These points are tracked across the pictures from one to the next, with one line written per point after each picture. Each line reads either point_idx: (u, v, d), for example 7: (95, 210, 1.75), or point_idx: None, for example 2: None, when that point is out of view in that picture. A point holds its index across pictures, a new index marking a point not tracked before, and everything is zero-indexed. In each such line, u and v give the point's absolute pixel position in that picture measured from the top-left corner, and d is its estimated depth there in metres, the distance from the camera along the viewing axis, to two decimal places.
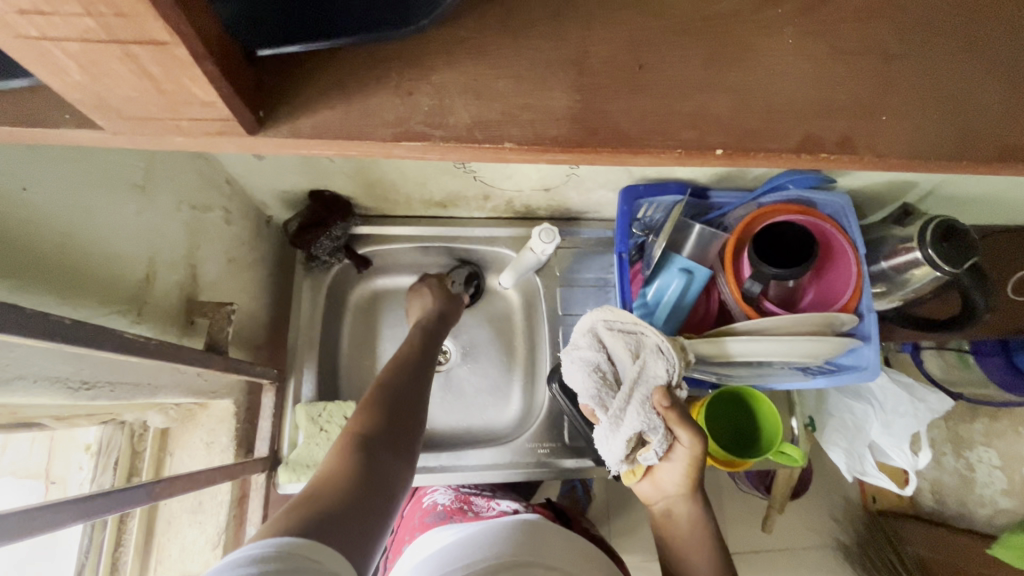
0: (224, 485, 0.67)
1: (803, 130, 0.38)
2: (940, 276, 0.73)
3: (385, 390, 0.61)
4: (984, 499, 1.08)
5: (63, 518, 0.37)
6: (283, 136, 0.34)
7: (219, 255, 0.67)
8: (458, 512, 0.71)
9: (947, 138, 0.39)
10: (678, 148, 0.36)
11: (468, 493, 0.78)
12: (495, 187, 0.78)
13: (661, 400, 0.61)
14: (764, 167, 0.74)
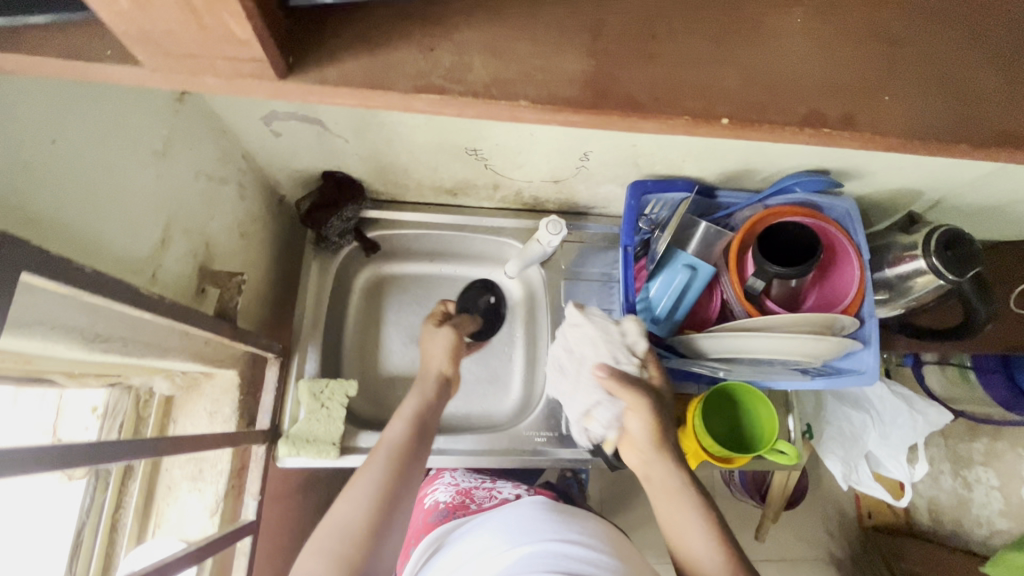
0: (225, 453, 0.68)
1: (809, 105, 0.38)
2: (943, 284, 0.74)
3: (390, 460, 0.60)
4: (981, 519, 1.16)
5: (70, 457, 0.38)
6: (312, 83, 0.35)
7: (233, 228, 0.68)
8: (460, 507, 0.77)
9: (947, 118, 0.40)
10: (684, 115, 0.37)
11: (470, 486, 0.85)
12: (505, 176, 0.79)
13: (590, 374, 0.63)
14: (771, 168, 0.75)
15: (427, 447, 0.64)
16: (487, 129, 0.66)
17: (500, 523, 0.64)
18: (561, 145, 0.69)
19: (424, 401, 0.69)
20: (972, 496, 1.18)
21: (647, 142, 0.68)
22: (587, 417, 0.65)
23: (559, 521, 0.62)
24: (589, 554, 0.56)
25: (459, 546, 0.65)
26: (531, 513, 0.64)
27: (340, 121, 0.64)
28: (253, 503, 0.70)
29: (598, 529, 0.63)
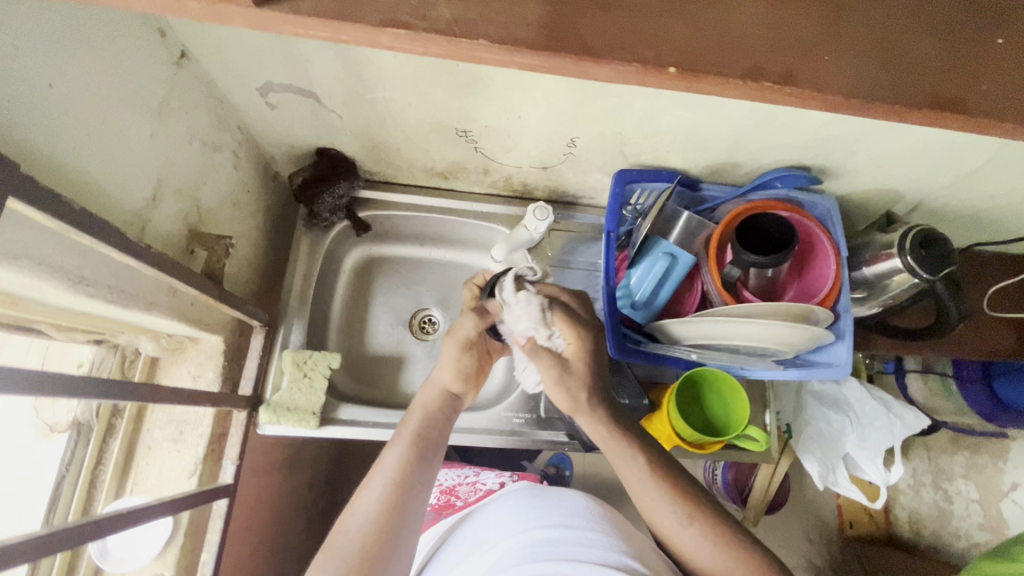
0: (206, 415, 0.70)
1: (752, 59, 0.36)
2: (918, 282, 0.75)
3: (389, 488, 0.62)
4: (961, 532, 1.21)
5: (26, 381, 0.42)
6: (281, 11, 0.33)
7: (224, 195, 0.70)
8: (446, 505, 0.94)
9: (892, 77, 0.37)
10: (633, 62, 0.35)
11: (453, 484, 1.00)
12: (495, 160, 0.80)
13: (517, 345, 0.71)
14: (753, 163, 0.77)
15: (432, 454, 0.66)
16: (477, 110, 0.68)
17: (496, 518, 0.75)
18: (549, 129, 0.71)
19: (427, 421, 0.69)
20: (953, 509, 1.23)
21: (632, 130, 0.70)
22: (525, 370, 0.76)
23: (545, 508, 0.71)
24: (574, 533, 0.65)
25: (465, 539, 0.76)
26: (521, 505, 0.74)
27: (334, 97, 0.66)
28: (232, 467, 0.71)
29: (579, 504, 0.72)
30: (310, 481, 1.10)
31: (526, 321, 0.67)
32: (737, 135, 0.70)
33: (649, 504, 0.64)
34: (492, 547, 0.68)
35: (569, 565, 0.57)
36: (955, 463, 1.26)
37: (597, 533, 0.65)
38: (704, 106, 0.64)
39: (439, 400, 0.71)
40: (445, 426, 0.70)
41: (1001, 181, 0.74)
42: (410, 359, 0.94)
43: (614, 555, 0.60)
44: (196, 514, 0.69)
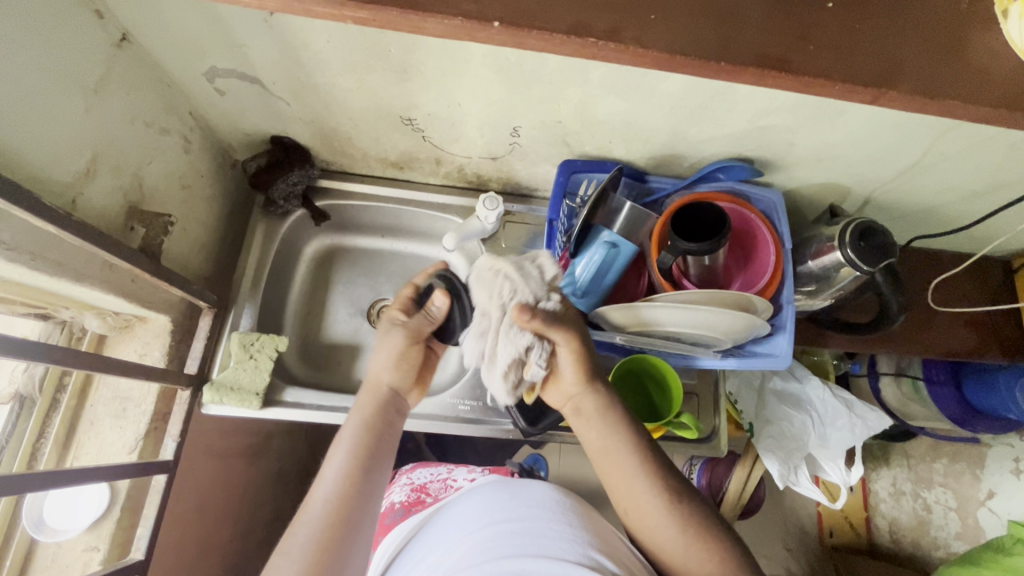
0: (149, 392, 0.72)
1: (576, 15, 0.36)
2: (860, 275, 0.76)
3: (331, 502, 0.57)
4: (939, 542, 1.25)
5: None
6: None
7: (174, 177, 0.72)
8: (416, 502, 0.85)
9: (743, 37, 0.37)
10: (461, 18, 0.35)
11: (425, 481, 0.91)
12: (444, 150, 0.82)
13: (522, 315, 0.61)
14: (696, 156, 0.79)
15: (382, 452, 0.63)
16: (417, 98, 0.70)
17: (458, 514, 0.70)
18: (491, 118, 0.73)
19: (367, 427, 0.64)
20: (931, 518, 1.27)
21: (571, 120, 0.72)
22: (522, 368, 0.64)
23: (509, 499, 0.67)
24: (537, 524, 0.62)
25: (428, 537, 0.71)
26: (484, 497, 0.70)
27: (279, 84, 0.68)
28: (172, 444, 0.73)
29: (545, 492, 0.68)
30: (274, 472, 1.11)
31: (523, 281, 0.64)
32: (673, 126, 0.71)
33: (628, 489, 0.61)
34: (453, 544, 0.64)
35: (535, 562, 0.55)
36: (935, 472, 1.29)
37: (560, 523, 0.62)
38: (635, 96, 0.65)
39: (378, 403, 0.67)
40: (389, 431, 0.65)
41: (940, 174, 0.75)
42: (366, 348, 0.95)
43: (580, 547, 0.58)
44: (134, 489, 0.70)
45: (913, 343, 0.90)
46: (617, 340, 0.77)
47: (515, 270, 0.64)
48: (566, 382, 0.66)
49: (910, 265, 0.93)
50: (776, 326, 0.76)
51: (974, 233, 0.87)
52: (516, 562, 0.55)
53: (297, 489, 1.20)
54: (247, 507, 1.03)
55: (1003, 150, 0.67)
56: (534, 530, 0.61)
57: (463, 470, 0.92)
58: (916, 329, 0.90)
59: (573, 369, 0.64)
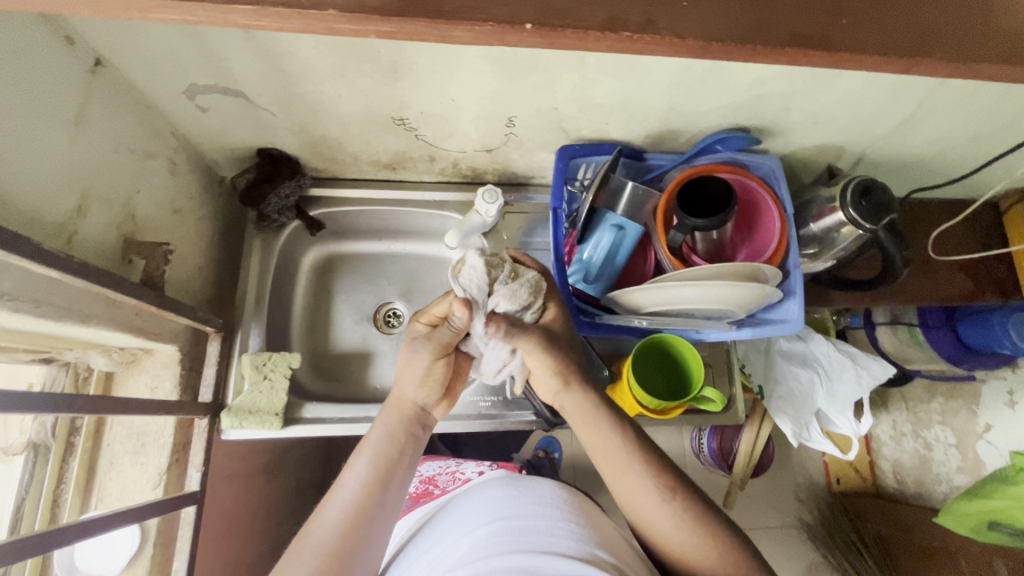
0: (165, 425, 0.70)
1: (606, 10, 0.36)
2: (862, 234, 0.77)
3: (346, 512, 0.57)
4: (942, 477, 1.28)
5: None
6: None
7: (164, 203, 0.70)
8: (424, 493, 0.85)
9: (761, 18, 0.38)
10: (490, 23, 0.35)
11: (433, 473, 0.92)
12: (438, 146, 0.80)
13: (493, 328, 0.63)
14: (692, 129, 0.78)
15: (405, 463, 0.62)
16: (409, 97, 0.68)
17: (463, 511, 0.70)
18: (485, 110, 0.71)
19: (392, 438, 0.63)
20: (933, 455, 1.30)
21: (567, 105, 0.71)
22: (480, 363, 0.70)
23: (515, 495, 0.67)
24: (545, 521, 0.61)
25: (433, 532, 0.70)
26: (491, 493, 0.69)
27: (265, 95, 0.66)
28: (197, 474, 0.71)
29: (553, 490, 0.69)
30: (296, 486, 1.11)
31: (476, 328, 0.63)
32: (670, 102, 0.71)
33: (626, 487, 0.61)
34: (457, 540, 0.64)
35: (542, 558, 0.55)
36: (933, 411, 1.32)
37: (568, 522, 0.62)
38: (632, 75, 0.64)
39: (406, 417, 0.65)
40: (414, 444, 0.64)
41: (933, 127, 0.76)
42: (377, 354, 0.94)
43: (587, 545, 0.58)
44: (164, 524, 0.69)
45: (915, 292, 0.93)
46: (638, 324, 0.77)
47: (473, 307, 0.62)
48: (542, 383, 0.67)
49: (905, 219, 0.95)
50: (785, 292, 0.77)
51: (964, 180, 0.89)
52: (521, 557, 0.55)
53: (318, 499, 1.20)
54: (274, 525, 1.02)
55: (994, 98, 0.68)
56: (539, 528, 0.60)
57: (470, 462, 0.92)
58: (914, 280, 0.93)
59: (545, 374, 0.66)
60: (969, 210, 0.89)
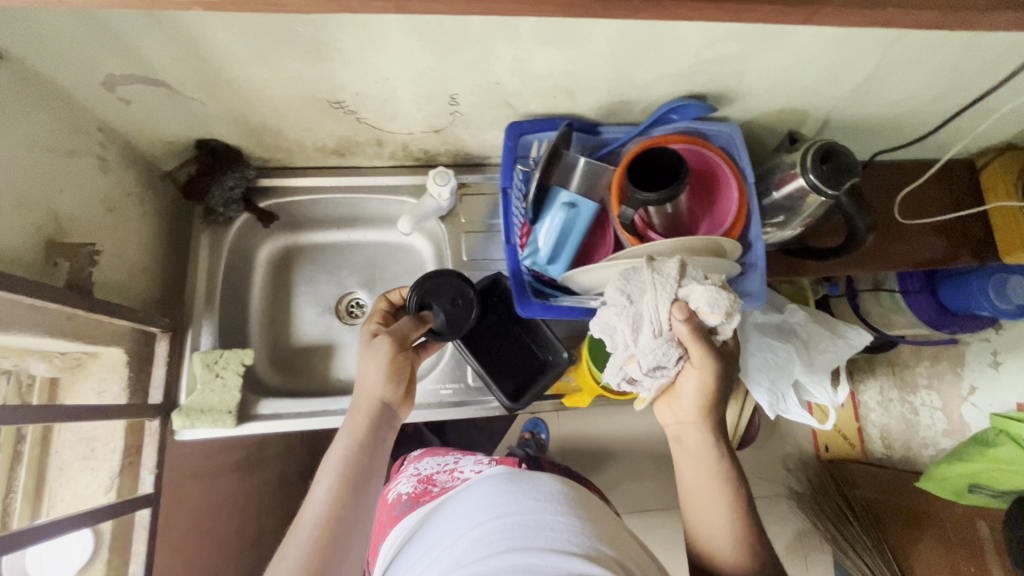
0: (114, 430, 0.68)
1: None
2: (825, 200, 0.74)
3: (318, 526, 0.55)
4: (929, 441, 1.26)
5: None
6: None
7: (95, 202, 0.67)
8: (424, 493, 0.83)
9: None
10: None
11: (432, 472, 0.90)
12: (383, 130, 0.77)
13: (680, 314, 0.61)
14: (647, 99, 0.75)
15: (376, 467, 0.61)
16: (341, 79, 0.64)
17: (464, 505, 0.70)
18: (424, 89, 0.68)
19: (359, 445, 0.61)
20: (919, 420, 1.29)
21: (509, 79, 0.67)
22: (629, 355, 0.65)
23: (514, 490, 0.66)
24: (544, 516, 0.61)
25: (434, 530, 0.70)
26: (490, 488, 0.69)
27: (188, 84, 0.63)
28: (149, 476, 0.70)
29: (554, 484, 0.68)
30: (277, 478, 1.10)
31: (668, 309, 0.62)
32: (618, 71, 0.67)
33: (697, 492, 0.66)
34: (457, 537, 0.63)
35: (542, 555, 0.54)
36: (920, 375, 1.30)
37: (567, 516, 0.62)
38: (571, 44, 0.61)
39: (370, 418, 0.64)
40: (382, 445, 0.63)
41: (897, 83, 0.72)
42: (340, 346, 0.92)
43: (588, 542, 0.58)
44: (119, 528, 0.68)
45: (886, 256, 0.91)
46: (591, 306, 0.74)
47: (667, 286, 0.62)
48: (684, 403, 0.67)
49: (876, 182, 0.92)
50: (748, 265, 0.75)
51: (937, 139, 0.86)
52: (521, 555, 0.54)
53: (301, 491, 1.20)
54: (255, 518, 1.02)
55: (958, 50, 0.65)
56: (542, 522, 0.60)
57: (470, 459, 0.91)
58: (883, 245, 0.91)
59: (695, 397, 0.66)
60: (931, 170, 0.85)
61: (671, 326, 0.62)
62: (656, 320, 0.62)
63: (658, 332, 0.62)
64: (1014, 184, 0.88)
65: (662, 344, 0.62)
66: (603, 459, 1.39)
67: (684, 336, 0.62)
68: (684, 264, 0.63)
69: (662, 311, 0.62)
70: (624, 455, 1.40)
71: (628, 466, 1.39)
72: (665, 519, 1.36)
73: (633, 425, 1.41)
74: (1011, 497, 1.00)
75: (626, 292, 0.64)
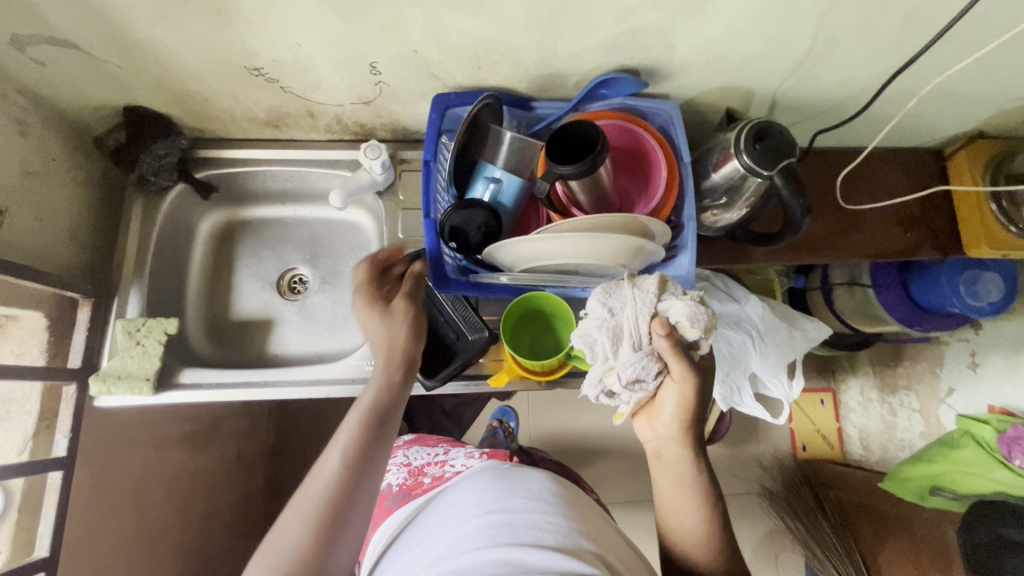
0: (28, 391, 0.69)
1: None
2: (762, 182, 0.71)
3: (324, 501, 0.56)
4: (905, 443, 1.23)
5: None
6: None
7: (12, 164, 0.67)
8: (415, 486, 0.75)
9: None
10: None
11: (422, 463, 0.81)
12: (312, 100, 0.76)
13: (660, 327, 0.57)
14: (578, 73, 0.73)
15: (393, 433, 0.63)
16: (253, 43, 0.63)
17: (449, 500, 0.64)
18: (341, 56, 0.66)
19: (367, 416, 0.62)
20: (897, 422, 1.25)
21: (427, 48, 0.66)
22: (608, 368, 0.61)
23: (504, 486, 0.61)
24: (532, 516, 0.56)
25: (419, 525, 0.64)
26: (477, 483, 0.63)
27: (96, 44, 0.62)
28: (64, 440, 0.72)
29: (543, 482, 0.63)
30: (236, 455, 1.11)
31: (647, 322, 0.58)
32: (538, 42, 0.65)
33: (675, 507, 0.64)
34: (442, 532, 0.58)
35: (531, 556, 0.50)
36: (899, 376, 1.26)
37: (556, 516, 0.57)
38: (480, 10, 0.59)
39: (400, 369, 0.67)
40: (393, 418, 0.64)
41: (840, 61, 0.69)
42: (280, 321, 0.92)
43: (572, 538, 0.53)
44: (31, 489, 0.69)
45: (844, 247, 0.87)
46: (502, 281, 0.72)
47: (645, 298, 0.58)
48: (664, 420, 0.64)
49: (835, 168, 0.89)
50: (678, 246, 0.74)
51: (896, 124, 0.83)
52: (508, 556, 0.50)
53: (259, 467, 1.20)
54: (207, 492, 1.02)
55: (897, 24, 0.62)
56: (534, 523, 0.55)
57: (462, 451, 0.81)
58: (840, 233, 0.87)
59: (674, 414, 0.62)
60: (863, 154, 0.82)
61: (652, 340, 0.58)
62: (633, 333, 0.58)
63: (638, 345, 0.58)
64: (981, 172, 0.84)
65: (641, 360, 0.58)
66: (569, 449, 1.37)
67: (665, 351, 0.57)
68: (666, 280, 0.59)
69: (643, 325, 0.58)
70: (590, 445, 1.38)
71: (593, 457, 1.37)
72: (629, 513, 1.34)
73: (602, 416, 1.38)
74: (971, 500, 0.93)
75: (606, 304, 0.60)
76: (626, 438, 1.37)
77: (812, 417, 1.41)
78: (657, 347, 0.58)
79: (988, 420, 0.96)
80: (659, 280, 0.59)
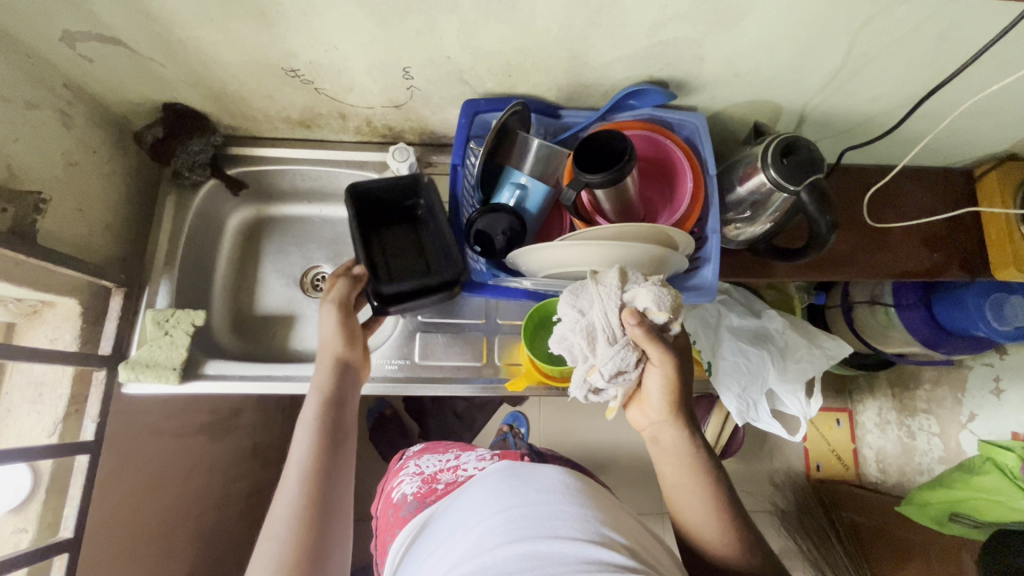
0: (60, 377, 0.72)
1: None
2: (788, 196, 0.70)
3: (297, 515, 0.54)
4: (924, 467, 1.19)
5: None
6: None
7: (55, 156, 0.70)
8: (430, 493, 0.74)
9: None
10: None
11: (434, 471, 0.79)
12: (344, 102, 0.78)
13: (630, 318, 0.56)
14: (607, 83, 0.73)
15: (351, 439, 0.62)
16: (291, 45, 0.65)
17: (460, 500, 0.62)
18: (374, 60, 0.68)
19: (318, 444, 0.59)
20: (916, 445, 1.22)
21: (460, 55, 0.67)
22: (590, 366, 0.59)
23: (518, 479, 0.59)
24: (546, 505, 0.54)
25: (431, 534, 0.62)
26: (489, 480, 0.61)
27: (140, 42, 0.65)
28: (91, 425, 0.74)
29: (557, 471, 0.60)
30: (251, 447, 1.12)
31: (616, 317, 0.57)
32: (569, 51, 0.66)
33: (680, 491, 0.63)
34: (457, 532, 0.57)
35: (552, 550, 0.49)
36: (919, 398, 1.23)
37: (572, 504, 0.55)
38: (515, 19, 0.60)
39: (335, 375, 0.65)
40: (344, 439, 0.62)
41: (872, 78, 0.69)
42: (301, 317, 0.93)
43: (593, 526, 0.53)
44: (59, 471, 0.71)
45: (868, 265, 0.86)
46: (525, 285, 0.75)
47: (607, 292, 0.57)
48: (653, 403, 0.63)
49: (862, 184, 0.88)
50: (703, 257, 0.74)
51: (926, 144, 0.82)
52: (530, 552, 0.48)
53: (274, 461, 1.22)
54: (224, 483, 1.04)
55: (932, 43, 0.62)
56: (550, 514, 0.53)
57: (472, 454, 0.81)
58: (865, 249, 0.86)
59: (661, 396, 0.62)
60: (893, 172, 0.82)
61: (623, 332, 0.57)
62: (606, 329, 0.57)
63: (612, 340, 0.57)
64: (1011, 195, 0.83)
65: (619, 355, 0.57)
66: (580, 458, 1.36)
67: (640, 340, 0.56)
68: (626, 271, 0.58)
69: (613, 322, 0.57)
70: (602, 455, 1.37)
71: (604, 467, 1.36)
72: None
73: (614, 426, 1.37)
74: (992, 529, 0.92)
75: (576, 305, 0.59)
76: (638, 449, 1.35)
77: (827, 437, 1.37)
78: (631, 340, 0.57)
79: (1013, 447, 0.92)
80: (620, 269, 0.58)
